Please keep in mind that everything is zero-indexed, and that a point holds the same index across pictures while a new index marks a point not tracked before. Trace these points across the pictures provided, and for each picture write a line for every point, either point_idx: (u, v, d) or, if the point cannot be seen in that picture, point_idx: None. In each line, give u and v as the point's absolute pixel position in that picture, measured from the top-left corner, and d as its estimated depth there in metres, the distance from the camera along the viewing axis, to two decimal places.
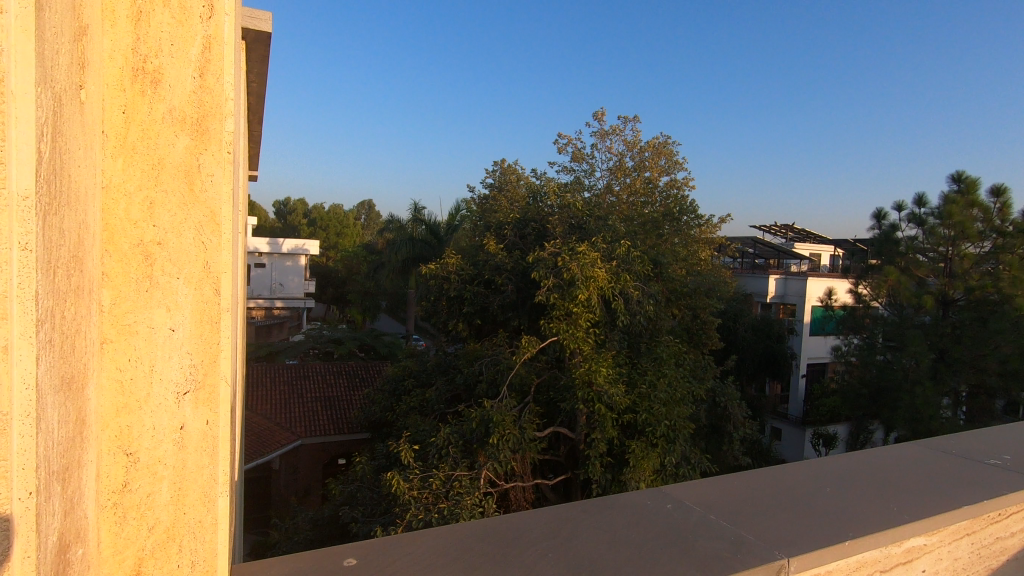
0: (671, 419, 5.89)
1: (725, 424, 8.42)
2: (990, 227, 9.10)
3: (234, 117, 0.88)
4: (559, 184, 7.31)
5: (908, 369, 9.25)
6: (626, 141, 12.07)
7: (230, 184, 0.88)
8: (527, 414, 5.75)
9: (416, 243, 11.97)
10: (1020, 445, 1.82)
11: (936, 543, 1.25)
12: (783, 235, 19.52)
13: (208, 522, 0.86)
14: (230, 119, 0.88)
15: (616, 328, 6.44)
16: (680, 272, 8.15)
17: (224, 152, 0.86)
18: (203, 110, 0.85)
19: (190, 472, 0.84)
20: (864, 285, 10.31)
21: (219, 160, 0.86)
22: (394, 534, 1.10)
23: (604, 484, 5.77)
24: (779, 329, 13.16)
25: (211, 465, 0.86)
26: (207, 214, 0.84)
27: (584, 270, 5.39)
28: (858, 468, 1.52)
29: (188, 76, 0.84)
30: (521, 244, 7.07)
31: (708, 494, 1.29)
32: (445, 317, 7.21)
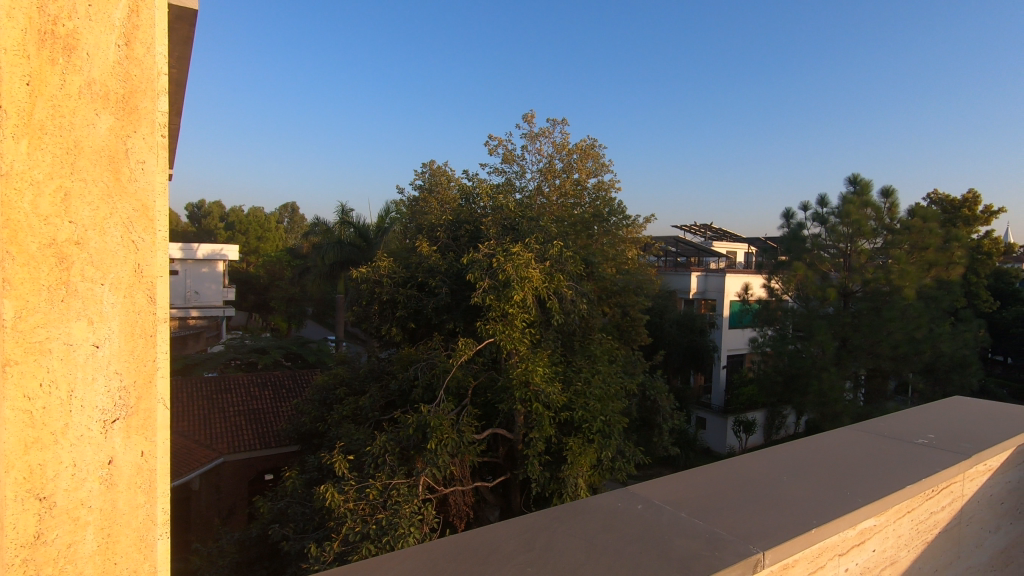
0: (606, 415, 6.03)
1: (655, 417, 8.75)
2: (882, 225, 10.03)
3: (162, 93, 0.90)
4: (491, 184, 7.29)
5: (816, 357, 9.97)
6: (554, 143, 12.25)
7: (159, 171, 0.90)
8: (465, 417, 5.70)
9: (344, 246, 11.57)
10: (940, 425, 1.99)
11: (884, 523, 1.33)
12: (702, 235, 20.58)
13: (144, 569, 0.89)
14: (158, 96, 0.90)
15: (551, 328, 6.50)
16: (610, 272, 8.39)
17: (151, 134, 0.88)
18: (130, 86, 0.86)
19: (121, 516, 0.86)
20: (776, 279, 11.04)
21: (148, 144, 0.88)
22: (365, 563, 1.03)
23: (544, 482, 5.81)
24: (701, 323, 13.84)
25: (146, 504, 0.89)
26: (138, 208, 0.86)
27: (519, 270, 5.38)
28: (807, 458, 1.60)
29: (111, 43, 0.85)
30: (454, 245, 6.97)
31: (674, 494, 1.31)
32: (377, 321, 6.99)
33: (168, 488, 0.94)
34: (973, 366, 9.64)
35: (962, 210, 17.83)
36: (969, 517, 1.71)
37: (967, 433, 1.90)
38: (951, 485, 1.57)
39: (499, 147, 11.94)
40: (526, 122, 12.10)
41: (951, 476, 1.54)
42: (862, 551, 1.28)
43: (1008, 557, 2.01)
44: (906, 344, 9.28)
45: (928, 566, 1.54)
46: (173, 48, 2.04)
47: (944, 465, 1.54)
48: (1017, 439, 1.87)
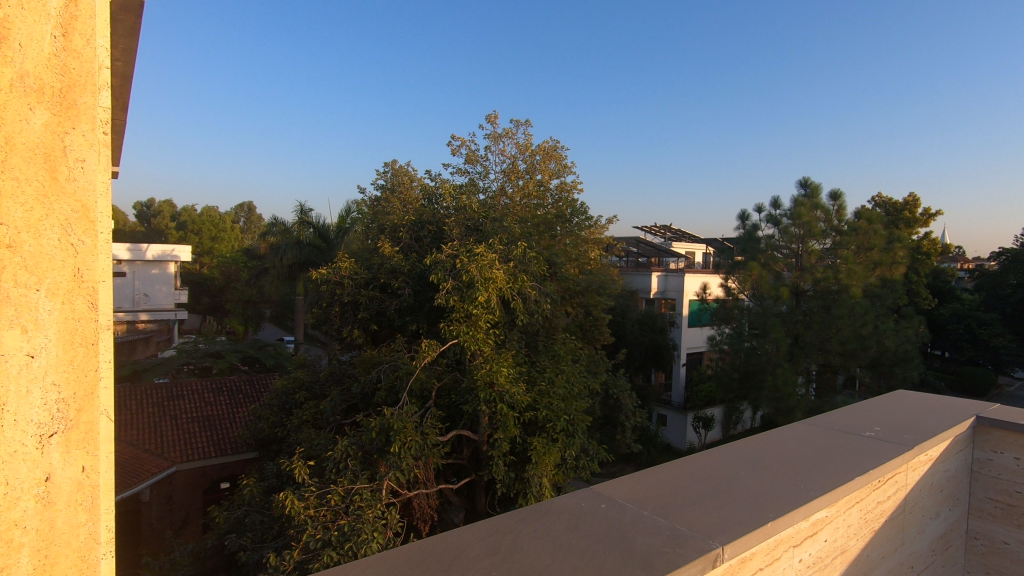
0: (569, 414, 6.08)
1: (618, 415, 8.88)
2: (830, 226, 10.46)
3: (100, 92, 0.86)
4: (453, 185, 7.25)
5: (770, 353, 10.24)
6: (517, 144, 12.27)
7: (99, 171, 0.86)
8: (429, 419, 5.66)
9: (304, 247, 11.29)
10: (885, 418, 2.10)
11: (834, 513, 1.39)
12: (662, 236, 21.04)
13: None
14: (96, 94, 0.86)
15: (515, 328, 6.50)
16: (573, 272, 8.49)
17: (91, 133, 0.85)
18: (68, 80, 0.82)
19: (61, 536, 0.81)
20: (733, 279, 11.38)
21: (88, 143, 0.84)
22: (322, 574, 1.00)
23: (508, 482, 5.83)
24: (662, 322, 14.14)
25: (87, 522, 0.85)
26: (78, 209, 0.82)
27: (483, 271, 5.36)
28: (763, 453, 1.65)
29: (48, 33, 0.81)
30: (417, 246, 6.88)
31: (636, 492, 1.33)
32: (338, 323, 6.85)
33: (107, 504, 0.91)
34: (914, 361, 10.17)
35: (903, 212, 18.81)
36: (912, 504, 1.80)
37: (910, 425, 2.00)
38: (895, 475, 1.65)
39: (462, 147, 11.88)
40: (489, 122, 12.08)
41: (895, 466, 1.62)
42: (815, 541, 1.33)
43: (947, 541, 2.13)
44: (853, 340, 9.70)
45: (876, 553, 1.61)
46: (118, 39, 1.95)
47: (889, 456, 1.62)
48: (954, 429, 1.99)
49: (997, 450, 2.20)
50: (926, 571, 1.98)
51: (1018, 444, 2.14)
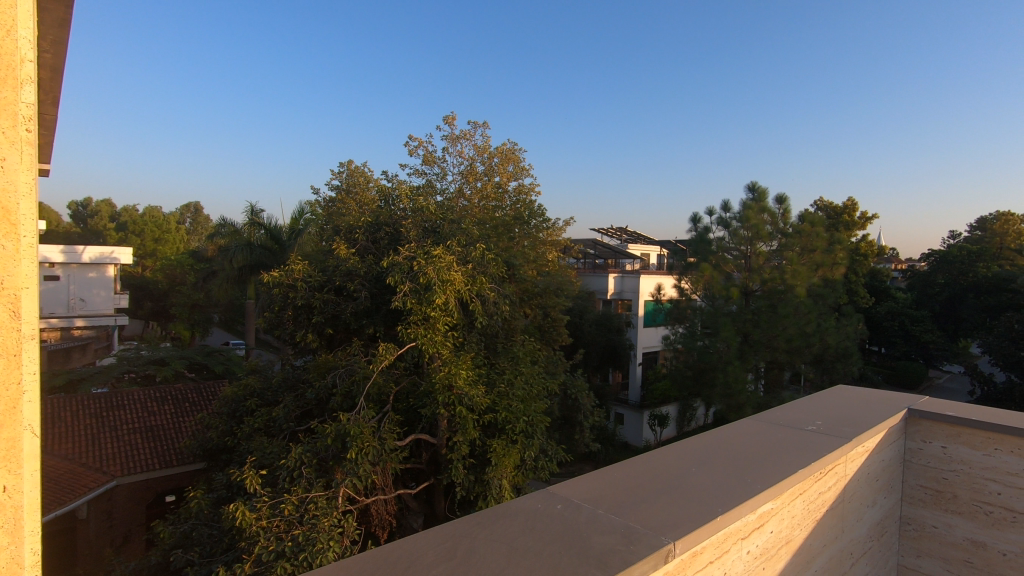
0: (529, 415, 6.12)
1: (576, 414, 8.98)
2: (777, 229, 10.91)
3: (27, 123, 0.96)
4: (410, 186, 7.17)
5: (721, 352, 10.60)
6: (475, 145, 12.24)
7: (24, 195, 0.96)
8: (387, 424, 5.58)
9: (254, 249, 10.91)
10: (826, 412, 2.21)
11: (780, 506, 1.45)
12: (618, 238, 21.44)
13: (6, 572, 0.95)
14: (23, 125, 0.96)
15: (474, 330, 6.47)
16: (531, 274, 8.54)
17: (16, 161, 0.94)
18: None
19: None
20: (686, 280, 11.70)
21: (14, 169, 0.94)
22: None
23: (468, 485, 5.82)
24: (618, 322, 14.39)
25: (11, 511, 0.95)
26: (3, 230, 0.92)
27: (440, 273, 5.32)
28: (714, 449, 1.70)
29: None
30: (374, 248, 6.76)
31: (591, 492, 1.35)
32: (292, 327, 6.65)
33: (32, 498, 1.00)
34: (854, 356, 10.72)
35: (842, 215, 19.81)
36: (851, 494, 1.89)
37: (849, 418, 2.10)
38: (835, 467, 1.74)
39: (419, 148, 11.75)
40: (447, 124, 12.01)
41: (835, 459, 1.70)
42: (761, 533, 1.38)
43: (883, 528, 2.25)
44: (798, 338, 10.14)
45: (818, 542, 1.69)
46: (47, 31, 1.86)
47: (830, 448, 1.70)
48: (889, 421, 2.10)
49: (927, 440, 2.34)
50: (864, 557, 2.08)
51: (947, 434, 2.28)
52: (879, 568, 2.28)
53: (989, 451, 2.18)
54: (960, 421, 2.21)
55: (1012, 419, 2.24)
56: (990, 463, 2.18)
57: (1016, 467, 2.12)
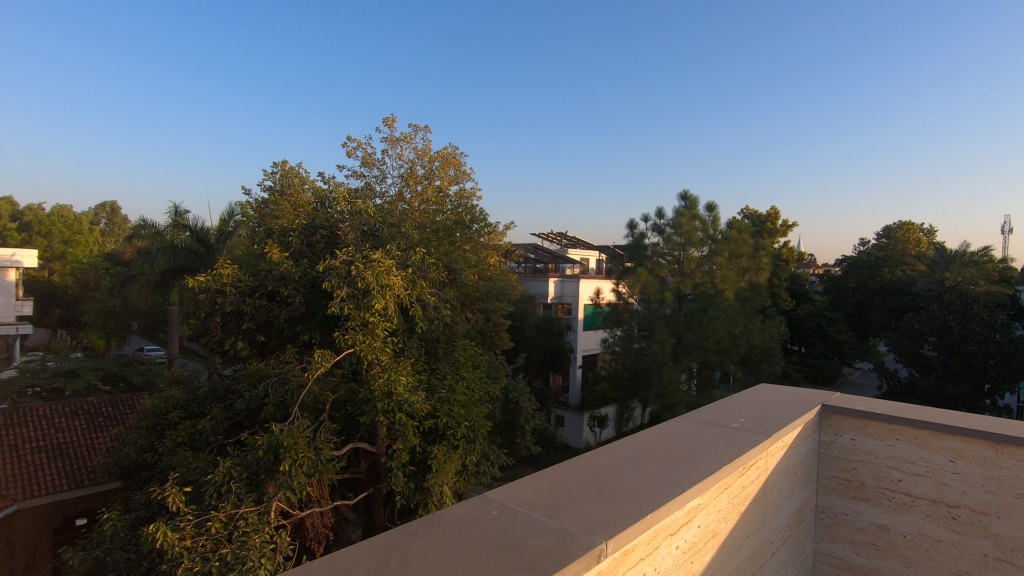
0: (470, 420, 6.10)
1: (517, 418, 9.04)
2: (707, 235, 11.45)
3: None
4: (348, 189, 6.99)
5: (657, 353, 10.97)
6: (415, 148, 12.09)
7: None
8: (323, 433, 5.41)
9: (178, 253, 10.29)
10: (749, 409, 2.34)
11: (706, 501, 1.52)
12: (558, 244, 21.81)
13: None
14: None
15: (414, 335, 6.38)
16: (472, 279, 8.53)
17: None
18: None
19: None
20: (622, 284, 12.05)
21: None
22: None
23: (408, 493, 5.74)
24: (558, 326, 14.60)
25: None
26: None
27: (379, 278, 5.20)
28: (645, 449, 1.76)
29: None
30: (309, 252, 6.53)
31: (526, 495, 1.37)
32: (219, 335, 6.31)
33: None
34: (777, 355, 11.36)
35: (766, 223, 21.06)
36: (772, 487, 2.01)
37: (770, 415, 2.23)
38: (756, 461, 1.84)
39: (357, 150, 11.47)
40: (387, 126, 11.80)
41: (756, 454, 1.80)
42: (689, 528, 1.44)
43: (801, 518, 2.40)
44: (727, 338, 10.66)
45: (742, 534, 1.78)
46: None
47: (751, 444, 1.80)
48: (805, 417, 2.25)
49: (838, 433, 2.52)
50: (784, 546, 2.21)
51: (854, 426, 2.47)
52: (797, 556, 2.43)
53: (891, 442, 2.37)
54: (867, 414, 2.40)
55: (910, 411, 2.45)
56: (892, 453, 2.38)
57: (913, 455, 2.33)
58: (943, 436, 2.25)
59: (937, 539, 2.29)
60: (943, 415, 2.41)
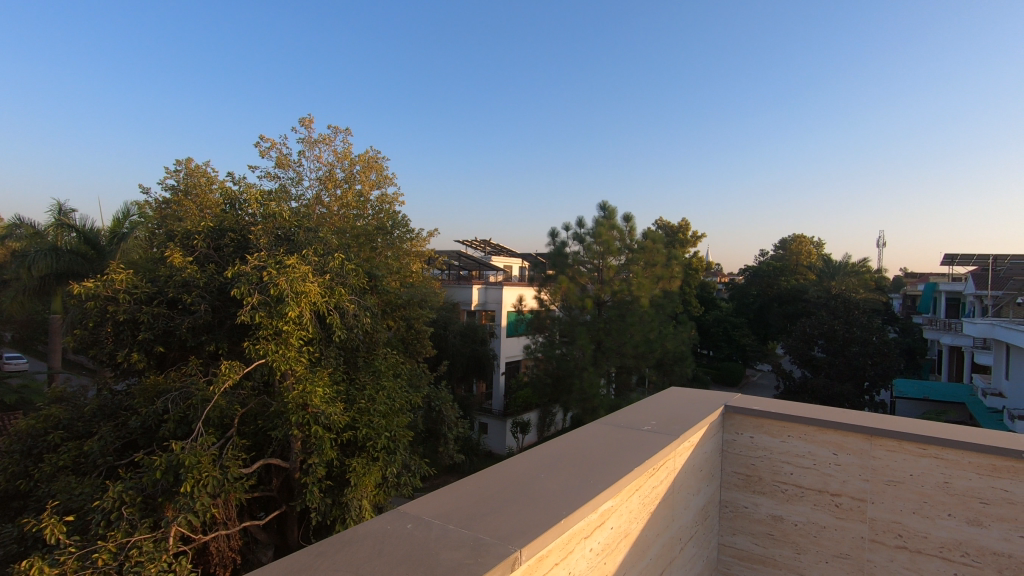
0: (391, 430, 5.96)
1: (440, 426, 8.91)
2: (624, 245, 11.91)
3: None
4: (260, 190, 6.60)
5: (577, 359, 11.25)
6: (335, 151, 11.64)
7: None
8: (230, 450, 5.08)
9: (63, 255, 9.29)
10: (660, 412, 2.46)
11: (618, 503, 1.57)
12: (481, 251, 21.85)
13: None
14: None
15: (332, 345, 6.15)
16: (393, 285, 8.34)
17: None
18: None
19: None
20: (545, 291, 12.28)
21: None
22: None
23: (324, 509, 5.52)
24: (481, 333, 14.58)
25: None
26: None
27: (294, 285, 4.96)
28: (561, 454, 1.80)
29: None
30: (216, 256, 6.12)
31: (443, 507, 1.35)
32: (109, 346, 5.75)
33: None
34: (688, 359, 12.00)
35: (678, 234, 22.30)
36: (680, 486, 2.12)
37: (678, 418, 2.35)
38: (666, 462, 1.93)
39: (272, 150, 10.89)
40: (303, 126, 11.29)
41: (664, 454, 1.88)
42: (603, 530, 1.49)
43: (706, 513, 2.55)
44: (643, 344, 11.14)
45: (652, 533, 1.86)
46: None
47: (661, 446, 1.90)
48: (709, 418, 2.40)
49: (739, 431, 2.71)
50: (691, 540, 2.33)
51: (753, 425, 2.67)
52: (703, 549, 2.57)
53: (784, 438, 2.58)
54: (763, 413, 2.60)
55: (799, 409, 2.69)
56: (785, 448, 2.58)
57: (803, 450, 2.54)
58: (827, 431, 2.47)
59: (823, 526, 2.50)
60: (827, 411, 2.65)
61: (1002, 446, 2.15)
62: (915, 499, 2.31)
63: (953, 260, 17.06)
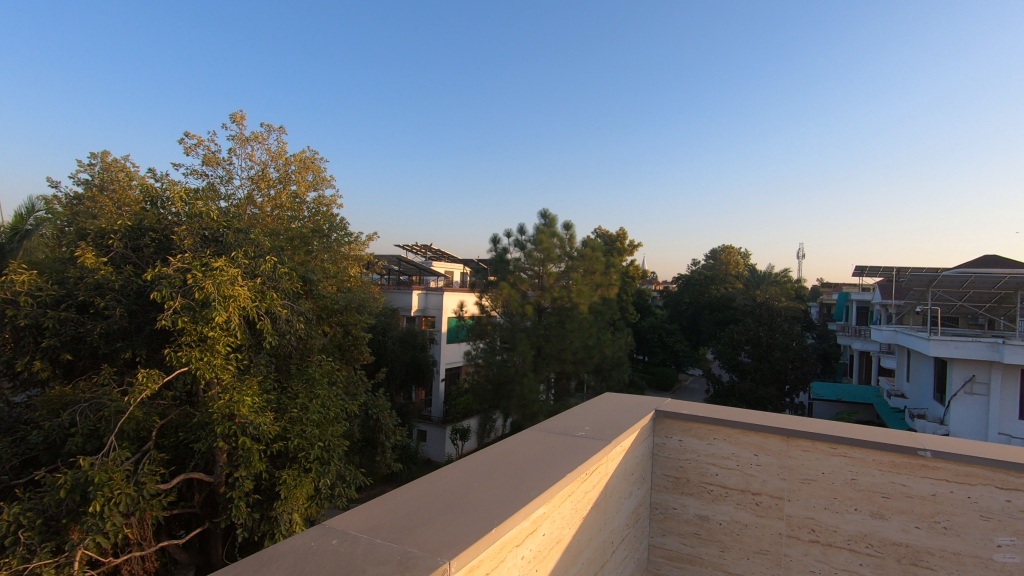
0: (324, 440, 5.77)
1: (377, 435, 8.71)
2: (564, 252, 12.10)
3: None
4: (186, 188, 6.19)
5: (518, 365, 11.30)
6: (268, 150, 11.09)
7: None
8: (147, 465, 4.75)
9: None
10: (594, 417, 2.51)
11: (550, 509, 1.58)
12: (423, 255, 21.60)
13: None
14: None
15: (262, 352, 5.88)
16: (329, 290, 8.10)
17: None
18: None
19: None
20: (486, 297, 12.28)
21: None
22: None
23: (251, 525, 5.27)
24: (422, 339, 14.38)
25: None
26: None
27: (222, 288, 4.71)
28: (495, 462, 1.80)
29: None
30: (134, 257, 5.71)
31: (372, 520, 1.32)
32: (8, 355, 5.24)
33: None
34: (625, 365, 12.31)
35: (616, 244, 22.97)
36: (612, 490, 2.17)
37: (611, 423, 2.41)
38: (598, 467, 1.97)
39: (199, 146, 10.29)
40: (234, 124, 10.75)
41: (596, 459, 1.92)
42: (535, 537, 1.50)
43: (637, 515, 2.61)
44: (582, 350, 11.36)
45: (585, 537, 1.88)
46: None
47: (593, 451, 1.93)
48: (641, 422, 2.47)
49: (668, 435, 2.81)
50: (622, 543, 2.39)
51: (681, 428, 2.77)
52: (634, 550, 2.63)
53: (710, 440, 2.70)
54: (690, 417, 2.71)
55: (724, 412, 2.82)
56: (711, 450, 2.70)
57: (726, 451, 2.67)
58: (749, 433, 2.60)
59: (744, 524, 2.63)
60: (749, 414, 2.80)
61: (900, 444, 2.34)
62: (827, 496, 2.47)
63: (863, 272, 18.48)
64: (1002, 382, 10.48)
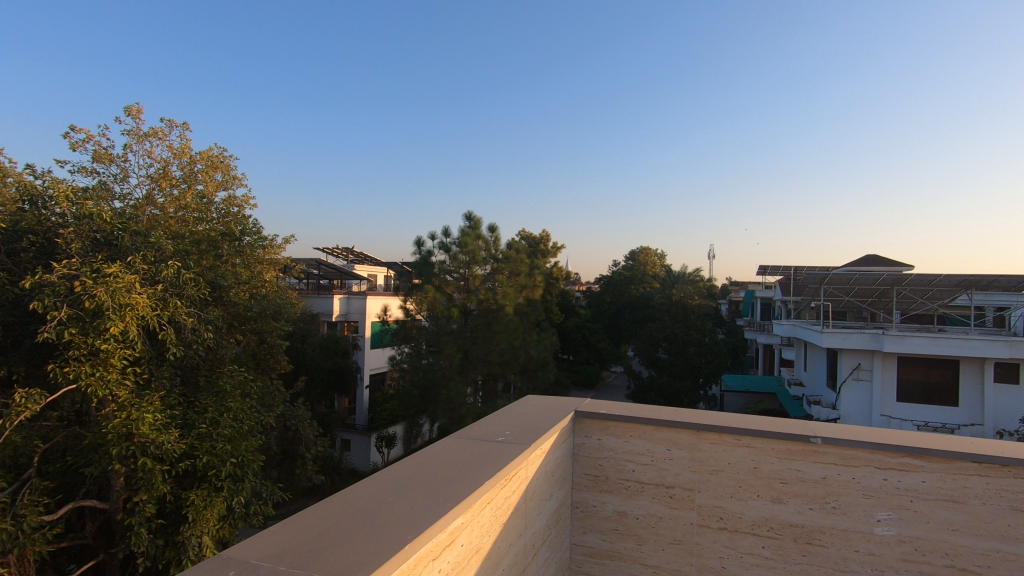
0: (237, 456, 5.37)
1: (297, 447, 8.33)
2: (489, 254, 12.17)
3: None
4: (74, 186, 5.59)
5: (444, 368, 11.15)
6: (169, 146, 10.24)
7: None
8: (27, 495, 4.26)
9: None
10: (515, 420, 2.54)
11: (470, 518, 1.57)
12: (345, 258, 20.94)
13: None
14: None
15: (165, 364, 5.45)
16: (241, 295, 7.64)
17: None
18: None
19: None
20: (410, 301, 12.05)
21: None
22: None
23: (153, 553, 4.90)
24: (344, 345, 13.88)
25: None
26: None
27: (117, 296, 4.30)
28: (413, 473, 1.76)
29: None
30: (9, 263, 5.11)
31: (278, 545, 1.25)
32: None
33: None
34: (550, 364, 12.52)
35: (540, 246, 23.42)
36: (532, 492, 2.19)
37: (532, 425, 2.44)
38: (518, 472, 1.98)
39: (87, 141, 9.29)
40: (131, 117, 9.84)
41: (515, 464, 1.92)
42: (452, 548, 1.48)
43: (558, 516, 2.64)
44: (508, 351, 11.43)
45: (505, 543, 1.89)
46: None
47: (513, 456, 1.94)
48: (561, 424, 2.51)
49: (588, 434, 2.89)
50: (544, 544, 2.42)
51: (600, 428, 2.86)
52: (556, 550, 2.68)
53: (626, 438, 2.80)
54: (607, 416, 2.81)
55: (639, 409, 2.93)
56: (627, 447, 2.80)
57: (642, 448, 2.78)
58: (662, 428, 2.72)
59: (659, 516, 2.74)
60: (662, 410, 2.92)
61: (796, 433, 2.53)
62: (733, 485, 2.62)
63: (766, 271, 19.92)
64: (883, 368, 11.65)
